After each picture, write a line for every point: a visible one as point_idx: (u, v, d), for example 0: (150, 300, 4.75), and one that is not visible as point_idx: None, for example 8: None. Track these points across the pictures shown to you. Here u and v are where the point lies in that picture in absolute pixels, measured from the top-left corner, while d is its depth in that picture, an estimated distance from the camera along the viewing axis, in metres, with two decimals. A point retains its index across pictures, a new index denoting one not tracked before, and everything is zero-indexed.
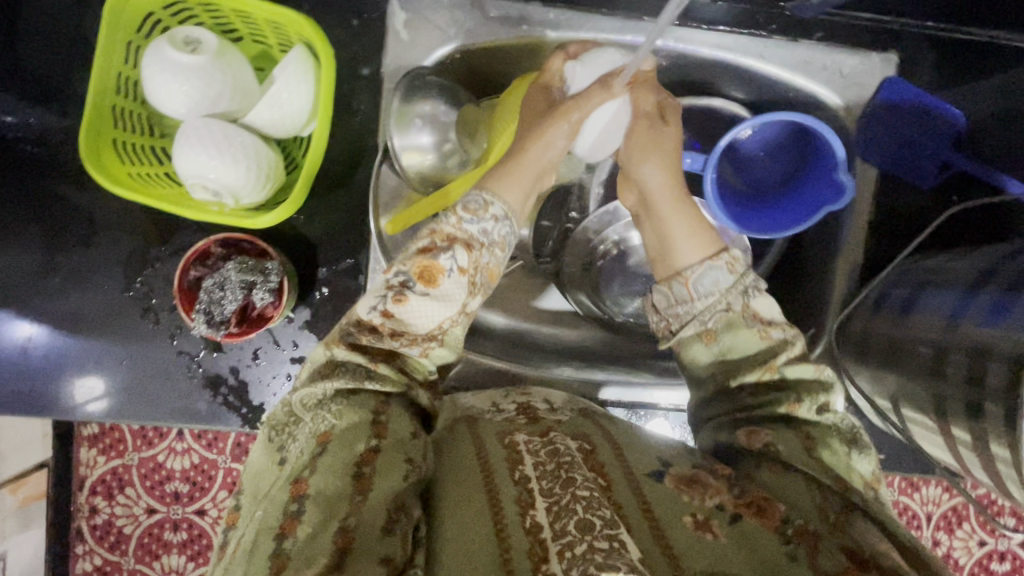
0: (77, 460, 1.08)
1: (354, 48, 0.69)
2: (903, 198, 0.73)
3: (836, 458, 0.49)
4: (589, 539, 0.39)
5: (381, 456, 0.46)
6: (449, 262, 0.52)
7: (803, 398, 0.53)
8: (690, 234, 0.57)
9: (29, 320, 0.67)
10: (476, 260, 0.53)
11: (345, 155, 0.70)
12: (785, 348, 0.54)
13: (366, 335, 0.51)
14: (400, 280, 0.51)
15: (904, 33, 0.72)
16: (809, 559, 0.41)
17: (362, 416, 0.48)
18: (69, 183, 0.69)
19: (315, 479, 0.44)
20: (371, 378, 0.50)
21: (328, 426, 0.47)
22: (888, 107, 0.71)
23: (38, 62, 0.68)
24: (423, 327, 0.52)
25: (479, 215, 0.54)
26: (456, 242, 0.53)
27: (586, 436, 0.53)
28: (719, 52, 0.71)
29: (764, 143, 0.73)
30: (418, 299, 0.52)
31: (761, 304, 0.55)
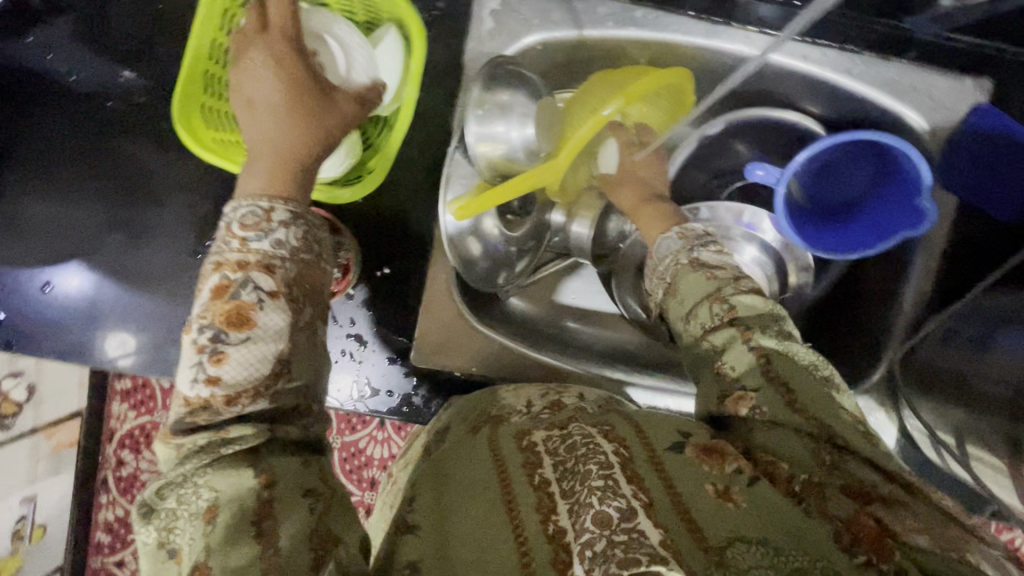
0: (109, 413, 1.12)
1: (436, 31, 0.69)
2: (979, 230, 0.71)
3: (819, 400, 0.47)
4: (609, 534, 0.39)
5: (278, 503, 0.42)
6: (253, 293, 0.46)
7: (754, 329, 0.50)
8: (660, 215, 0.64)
9: (78, 270, 0.69)
10: (285, 278, 0.47)
11: (417, 139, 0.71)
12: (731, 283, 0.54)
13: (201, 415, 0.44)
14: (209, 336, 0.45)
15: (1002, 60, 0.69)
16: (819, 508, 0.42)
17: (244, 475, 0.42)
18: (147, 144, 0.71)
19: (215, 559, 0.39)
20: (223, 446, 0.43)
21: (209, 500, 0.41)
22: (977, 134, 0.68)
23: (125, 22, 0.70)
24: (264, 371, 0.45)
25: (263, 228, 0.48)
26: (251, 268, 0.46)
27: (605, 422, 0.53)
28: (806, 65, 0.69)
29: (834, 161, 0.70)
30: (237, 351, 0.45)
31: (710, 256, 0.56)
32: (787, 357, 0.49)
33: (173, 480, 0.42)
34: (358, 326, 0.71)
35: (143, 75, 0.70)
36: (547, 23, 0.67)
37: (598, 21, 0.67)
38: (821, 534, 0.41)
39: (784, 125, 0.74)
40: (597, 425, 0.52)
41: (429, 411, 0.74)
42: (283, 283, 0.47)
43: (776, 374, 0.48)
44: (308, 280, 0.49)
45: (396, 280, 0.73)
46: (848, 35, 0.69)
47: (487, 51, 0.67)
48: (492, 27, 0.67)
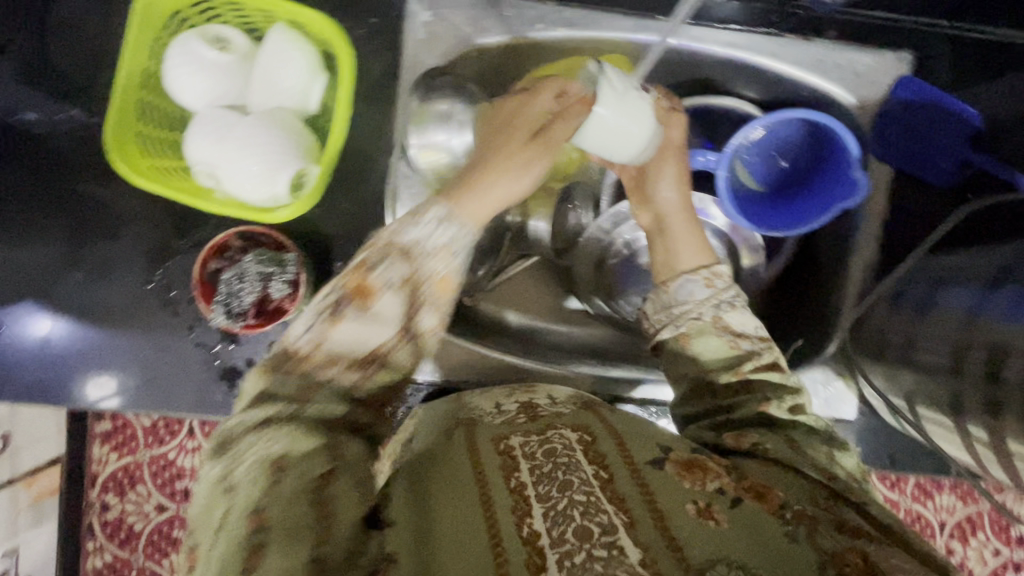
0: (90, 457, 1.08)
1: (372, 46, 0.70)
2: (917, 198, 0.73)
3: (818, 454, 0.52)
4: (588, 547, 0.40)
5: (338, 476, 0.47)
6: (382, 279, 0.53)
7: (770, 398, 0.57)
8: (694, 250, 0.63)
9: (46, 317, 0.69)
10: (415, 270, 0.54)
11: (359, 151, 0.70)
12: (751, 358, 0.58)
13: (297, 363, 0.52)
14: (336, 299, 0.53)
15: (920, 33, 0.72)
16: (808, 538, 0.43)
17: (314, 442, 0.49)
18: (93, 178, 0.70)
19: (272, 510, 0.43)
20: (309, 405, 0.51)
21: (280, 450, 0.47)
22: (905, 105, 0.70)
23: (64, 60, 0.70)
24: (363, 350, 0.52)
25: (423, 218, 0.55)
26: (394, 253, 0.53)
27: (585, 427, 0.53)
28: (733, 52, 0.72)
29: (777, 143, 0.73)
30: (352, 319, 0.53)
31: (733, 317, 0.60)
32: (793, 426, 0.56)
33: (253, 422, 0.49)
34: None
35: (85, 111, 0.70)
36: (480, 30, 0.69)
37: (529, 24, 0.69)
38: (804, 555, 0.42)
39: (724, 110, 0.76)
40: (578, 431, 0.52)
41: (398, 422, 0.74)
42: (412, 276, 0.53)
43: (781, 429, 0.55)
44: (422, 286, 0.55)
45: None
46: (771, 19, 0.72)
47: (423, 61, 0.68)
48: (425, 37, 0.68)
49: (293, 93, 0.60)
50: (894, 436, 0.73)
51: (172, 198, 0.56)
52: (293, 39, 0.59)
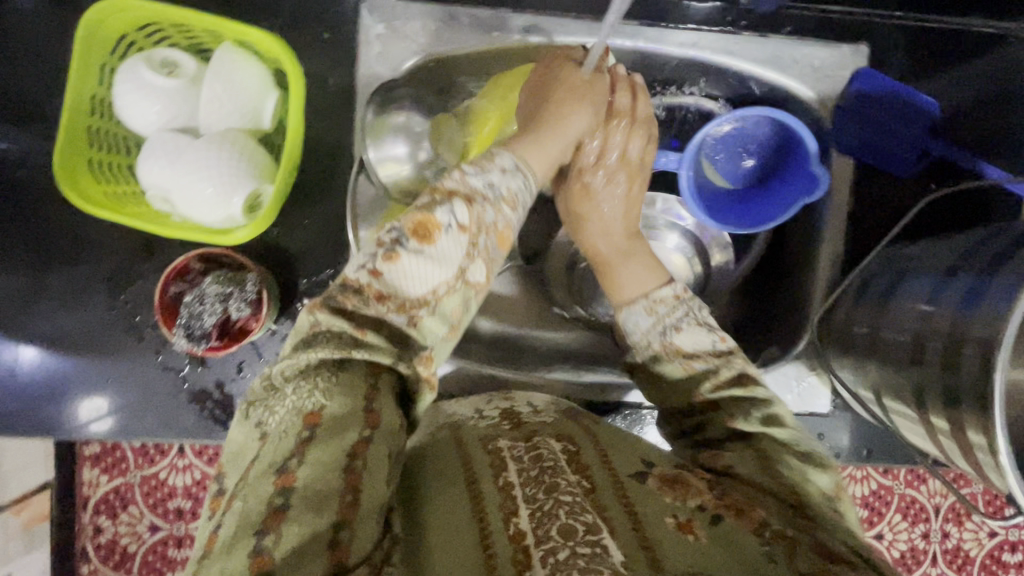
0: (80, 480, 1.07)
1: (326, 60, 0.69)
2: (880, 188, 0.74)
3: (792, 471, 0.50)
4: (572, 545, 0.39)
5: (371, 448, 0.43)
6: (447, 217, 0.49)
7: (736, 414, 0.54)
8: (639, 275, 0.61)
9: (13, 347, 0.68)
10: (478, 217, 0.50)
11: (319, 166, 0.70)
12: (709, 377, 0.56)
13: (352, 297, 0.48)
14: (394, 235, 0.49)
15: (875, 25, 0.72)
16: (787, 561, 0.41)
17: (356, 400, 0.45)
18: (52, 204, 0.70)
19: (302, 471, 0.41)
20: (357, 348, 0.46)
21: (313, 405, 0.44)
22: (863, 97, 0.70)
23: (16, 87, 0.69)
24: (413, 293, 0.49)
25: (486, 168, 0.53)
26: (456, 197, 0.50)
27: (570, 437, 0.53)
28: (691, 50, 0.71)
29: (742, 140, 0.73)
30: (409, 257, 0.49)
31: (684, 338, 0.57)
32: (769, 439, 0.53)
33: (299, 369, 0.46)
34: None
35: (39, 137, 0.69)
36: (435, 42, 0.69)
37: (484, 33, 0.69)
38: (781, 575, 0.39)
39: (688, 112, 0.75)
40: (563, 441, 0.52)
41: None
42: (473, 219, 0.50)
43: (755, 446, 0.52)
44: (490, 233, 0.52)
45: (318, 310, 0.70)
46: (726, 18, 0.72)
47: (379, 74, 0.69)
48: (379, 49, 0.68)
49: (245, 112, 0.60)
50: (871, 428, 0.72)
51: (124, 222, 0.55)
52: (242, 59, 0.59)
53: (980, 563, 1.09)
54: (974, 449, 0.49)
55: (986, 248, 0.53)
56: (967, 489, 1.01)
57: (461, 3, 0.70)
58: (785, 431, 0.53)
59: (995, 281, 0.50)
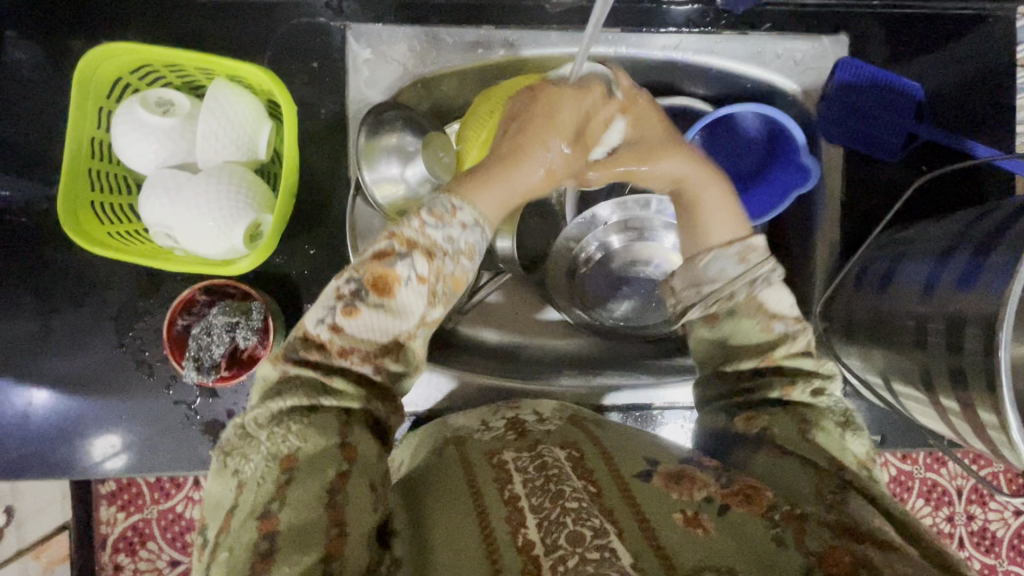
0: (97, 519, 1.07)
1: (317, 88, 0.71)
2: (873, 173, 0.74)
3: (830, 440, 0.51)
4: (580, 551, 0.39)
5: (351, 482, 0.46)
6: (405, 270, 0.50)
7: (796, 380, 0.55)
8: (724, 215, 0.57)
9: (27, 389, 0.69)
10: (438, 268, 0.52)
11: (316, 192, 0.71)
12: (786, 341, 0.56)
13: (316, 352, 0.51)
14: (352, 290, 0.51)
15: (853, 14, 0.73)
16: (797, 540, 0.41)
17: (330, 440, 0.48)
18: (57, 246, 0.71)
19: (284, 514, 0.44)
20: (324, 395, 0.50)
21: (290, 448, 0.47)
22: (845, 88, 0.71)
23: (18, 137, 0.71)
24: (379, 342, 0.52)
25: (446, 221, 0.52)
26: (416, 248, 0.51)
27: (574, 444, 0.53)
28: (673, 53, 0.73)
29: (730, 135, 0.73)
30: (368, 310, 0.51)
31: (770, 294, 0.55)
32: (813, 409, 0.54)
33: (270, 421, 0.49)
34: None
35: (43, 183, 0.71)
36: (422, 63, 0.71)
37: (469, 50, 0.71)
38: (791, 561, 0.40)
39: (677, 111, 0.76)
40: (567, 449, 0.52)
41: None
42: (432, 274, 0.51)
43: (795, 409, 0.54)
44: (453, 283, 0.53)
45: None
46: (705, 19, 0.73)
47: (368, 99, 0.71)
48: (368, 75, 0.70)
49: (240, 144, 0.61)
50: (882, 414, 0.72)
51: (128, 260, 0.56)
52: (234, 92, 0.60)
53: (1008, 544, 1.07)
54: (986, 427, 0.49)
55: (979, 228, 0.54)
56: (986, 469, 1.00)
57: (444, 23, 0.71)
58: (827, 400, 0.54)
59: (991, 259, 0.50)
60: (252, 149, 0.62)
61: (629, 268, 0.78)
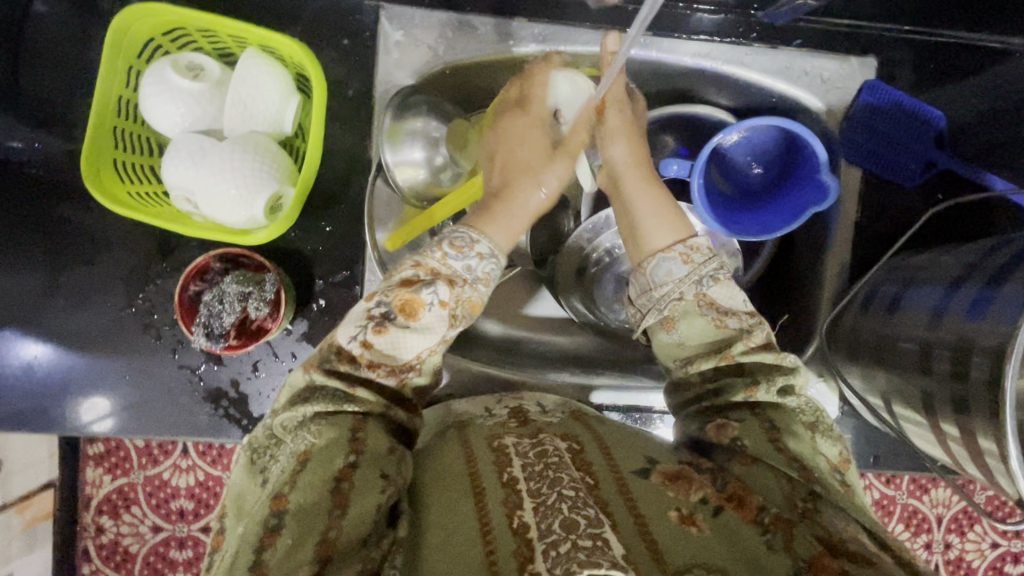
0: (83, 480, 1.06)
1: (345, 66, 0.71)
2: (888, 198, 0.75)
3: (801, 445, 0.50)
4: (573, 538, 0.38)
5: (358, 473, 0.46)
6: (430, 295, 0.51)
7: (759, 381, 0.54)
8: (653, 215, 0.59)
9: (31, 342, 0.69)
10: (459, 294, 0.53)
11: (337, 170, 0.71)
12: (741, 338, 0.55)
13: (346, 364, 0.51)
14: (381, 311, 0.51)
15: (883, 37, 0.74)
16: (786, 546, 0.42)
17: (342, 434, 0.49)
18: (73, 202, 0.71)
19: (295, 495, 0.44)
20: (348, 400, 0.51)
21: (306, 443, 0.48)
22: (870, 109, 0.72)
23: (41, 91, 0.70)
24: (402, 358, 0.52)
25: (465, 251, 0.54)
26: (439, 276, 0.52)
27: (573, 436, 0.54)
28: (703, 60, 0.73)
29: (752, 148, 0.74)
30: (398, 330, 0.51)
31: (718, 291, 0.56)
32: (779, 410, 0.53)
33: (295, 417, 0.50)
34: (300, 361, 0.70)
35: (66, 140, 0.71)
36: (451, 49, 0.71)
37: (501, 42, 0.71)
38: (779, 565, 0.40)
39: (699, 120, 0.77)
40: (567, 441, 0.52)
41: None
42: (452, 300, 0.52)
43: (762, 413, 0.53)
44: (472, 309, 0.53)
45: (332, 312, 0.70)
46: (737, 30, 0.72)
47: (397, 80, 0.70)
48: (398, 56, 0.70)
49: (267, 116, 0.61)
50: (876, 434, 0.73)
51: (149, 222, 0.56)
52: (265, 62, 0.60)
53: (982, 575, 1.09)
54: (985, 455, 0.50)
55: (990, 260, 0.55)
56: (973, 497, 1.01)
57: (477, 11, 0.71)
58: (796, 399, 0.54)
59: (1003, 290, 0.51)
60: (277, 120, 0.62)
61: None
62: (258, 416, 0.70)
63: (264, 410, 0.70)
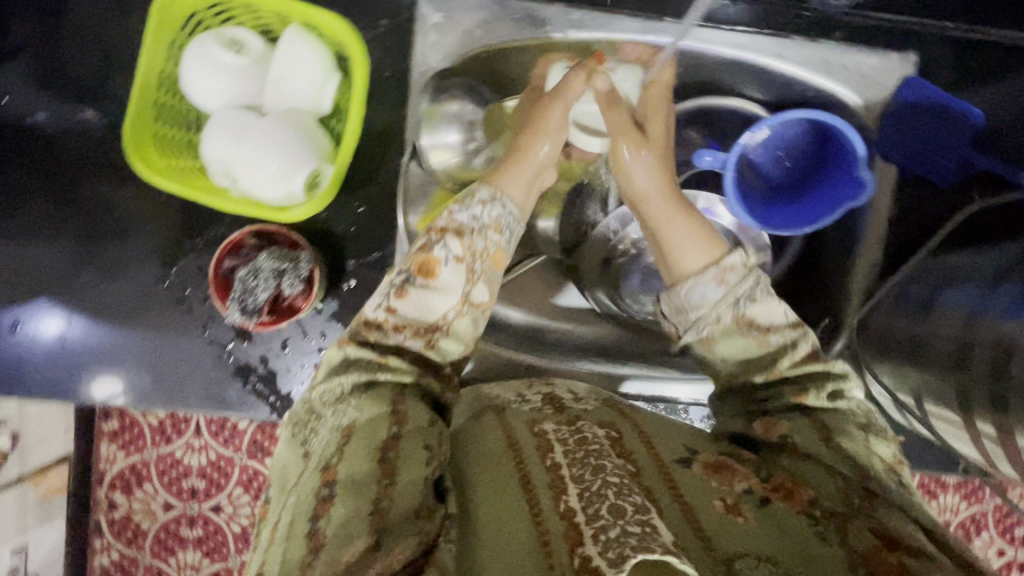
0: (98, 455, 1.07)
1: (381, 47, 0.71)
2: (922, 196, 0.74)
3: (853, 445, 0.48)
4: (622, 523, 0.38)
5: (402, 444, 0.47)
6: (444, 252, 0.53)
7: (809, 388, 0.53)
8: (687, 239, 0.57)
9: (62, 313, 0.70)
10: (472, 247, 0.54)
11: (371, 151, 0.71)
12: (784, 353, 0.54)
13: (373, 333, 0.52)
14: (402, 277, 0.53)
15: (926, 33, 0.73)
16: (839, 538, 0.42)
17: (383, 408, 0.49)
18: (109, 175, 0.71)
19: (343, 466, 0.44)
20: (382, 370, 0.51)
21: (350, 418, 0.48)
22: (910, 106, 0.72)
23: (81, 63, 0.71)
24: (428, 319, 0.53)
25: (468, 203, 0.56)
26: (448, 232, 0.54)
27: (613, 425, 0.53)
28: (739, 52, 0.73)
29: (783, 143, 0.74)
30: (418, 292, 0.53)
31: (758, 310, 0.54)
32: (834, 413, 0.52)
33: (335, 392, 0.50)
34: (329, 339, 0.70)
35: (103, 113, 0.71)
36: (490, 33, 0.70)
37: (538, 27, 0.70)
38: (833, 556, 0.41)
39: (733, 112, 0.76)
40: (606, 428, 0.52)
41: None
42: (467, 252, 0.54)
43: (812, 411, 0.52)
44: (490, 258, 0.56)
45: (362, 292, 0.70)
46: (779, 21, 0.73)
47: (435, 64, 0.70)
48: (436, 39, 0.70)
49: (308, 94, 0.61)
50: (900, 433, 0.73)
51: (189, 196, 0.57)
52: (309, 39, 0.60)
53: None
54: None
55: None
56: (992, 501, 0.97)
57: None
58: (846, 403, 0.52)
59: None
60: (319, 97, 0.62)
61: None
62: (285, 392, 0.71)
63: (292, 387, 0.71)
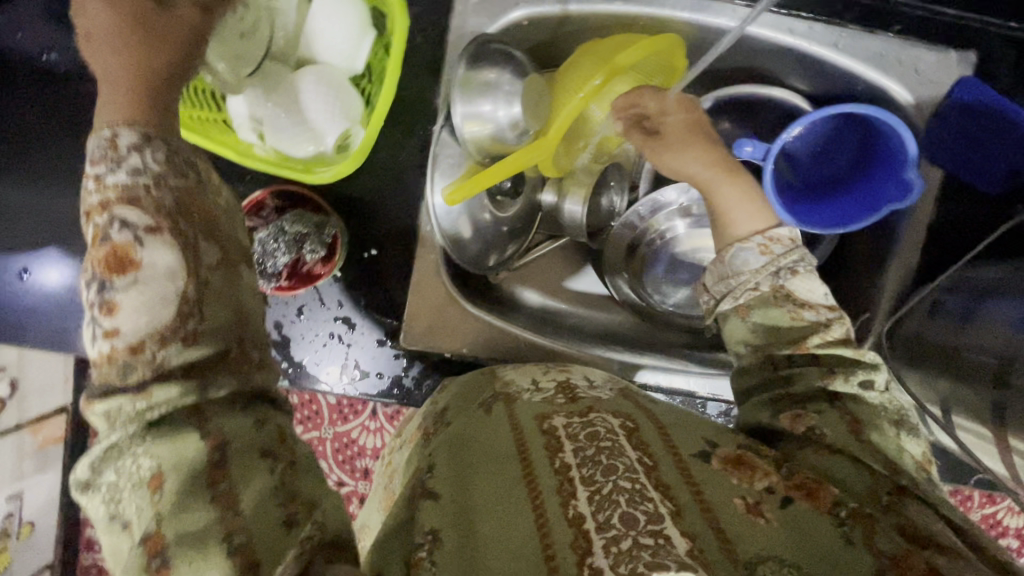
0: None
1: (419, 7, 0.68)
2: (962, 201, 0.72)
3: (885, 441, 0.49)
4: (635, 535, 0.38)
5: (232, 468, 0.39)
6: (124, 231, 0.40)
7: (837, 372, 0.52)
8: (745, 207, 0.58)
9: (75, 263, 0.67)
10: (155, 205, 0.42)
11: (403, 118, 0.69)
12: (818, 330, 0.53)
13: (111, 372, 0.39)
14: (94, 290, 0.39)
15: (984, 32, 0.70)
16: (865, 541, 0.42)
17: (187, 442, 0.38)
18: None
19: (166, 526, 0.37)
20: (149, 411, 0.38)
21: (152, 468, 0.37)
22: (963, 107, 0.69)
23: None
24: (168, 313, 0.40)
25: (118, 155, 0.42)
26: (119, 204, 0.41)
27: (627, 416, 0.51)
28: (793, 39, 0.69)
29: (818, 138, 0.71)
30: (125, 294, 0.39)
31: (798, 284, 0.54)
32: (866, 404, 0.51)
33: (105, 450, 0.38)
34: (346, 308, 0.69)
35: None
36: None
37: None
38: (860, 560, 0.40)
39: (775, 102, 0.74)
40: (620, 417, 0.50)
41: (421, 394, 0.72)
42: (158, 215, 0.41)
43: (842, 407, 0.51)
44: (194, 210, 0.44)
45: (385, 262, 0.70)
46: (833, 7, 0.69)
47: (474, 27, 0.67)
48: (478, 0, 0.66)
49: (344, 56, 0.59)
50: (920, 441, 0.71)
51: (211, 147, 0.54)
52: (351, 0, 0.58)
53: None
54: None
55: None
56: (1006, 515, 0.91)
57: None
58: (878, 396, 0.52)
59: None
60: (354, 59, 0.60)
61: (690, 255, 0.75)
62: (299, 360, 0.69)
63: (306, 355, 0.69)
